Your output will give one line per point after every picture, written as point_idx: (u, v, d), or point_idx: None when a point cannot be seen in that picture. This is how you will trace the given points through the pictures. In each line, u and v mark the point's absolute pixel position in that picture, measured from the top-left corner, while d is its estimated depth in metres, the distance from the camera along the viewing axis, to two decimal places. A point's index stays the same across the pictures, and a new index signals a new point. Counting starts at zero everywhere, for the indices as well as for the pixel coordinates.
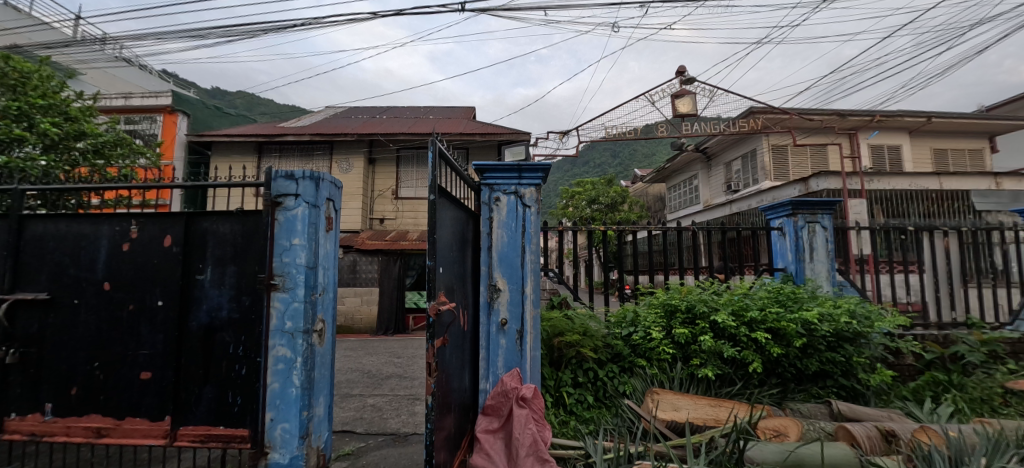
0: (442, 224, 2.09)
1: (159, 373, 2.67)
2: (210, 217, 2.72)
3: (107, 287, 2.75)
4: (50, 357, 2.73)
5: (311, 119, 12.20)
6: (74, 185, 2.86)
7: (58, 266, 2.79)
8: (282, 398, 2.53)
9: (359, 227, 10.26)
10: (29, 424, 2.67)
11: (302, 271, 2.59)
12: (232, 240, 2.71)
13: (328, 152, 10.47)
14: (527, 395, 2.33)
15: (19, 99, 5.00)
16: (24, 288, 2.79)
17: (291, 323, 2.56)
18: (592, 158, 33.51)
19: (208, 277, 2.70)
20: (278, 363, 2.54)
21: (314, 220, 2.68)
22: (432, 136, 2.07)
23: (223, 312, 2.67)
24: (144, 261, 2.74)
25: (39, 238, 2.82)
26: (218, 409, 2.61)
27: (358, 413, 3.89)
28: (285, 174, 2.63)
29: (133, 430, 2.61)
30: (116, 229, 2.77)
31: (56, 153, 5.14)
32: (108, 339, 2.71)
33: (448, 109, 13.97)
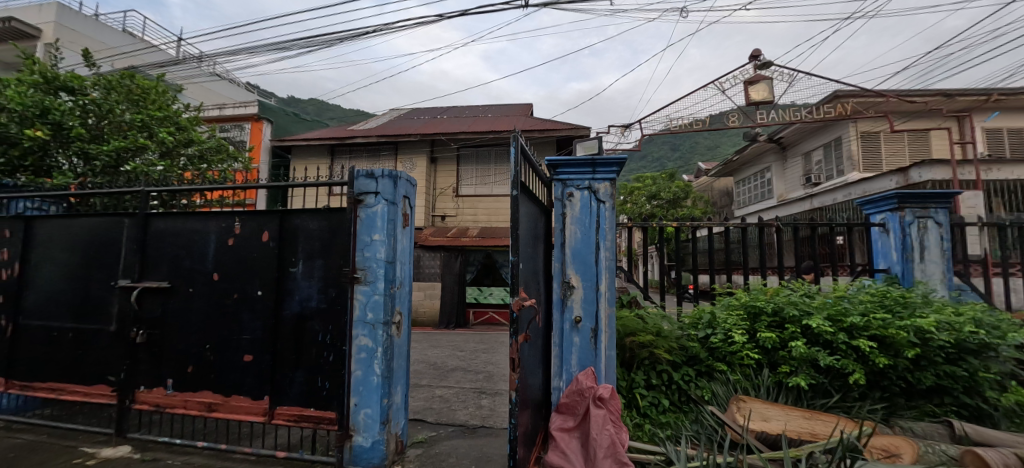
0: (523, 220, 2.10)
1: (258, 357, 2.92)
2: (301, 214, 2.93)
3: (216, 277, 3.05)
4: (170, 339, 3.09)
5: (377, 122, 12.83)
6: (188, 186, 3.21)
7: (176, 258, 3.14)
8: (364, 384, 2.68)
9: (421, 224, 10.64)
10: (156, 395, 3.06)
11: (382, 265, 2.71)
12: (320, 236, 2.90)
13: (393, 153, 10.94)
14: (604, 395, 2.27)
15: (142, 112, 5.68)
16: (149, 277, 3.18)
17: (373, 315, 2.70)
18: (650, 152, 32.36)
19: (299, 270, 2.91)
20: (361, 352, 2.69)
21: (392, 217, 2.79)
22: (513, 133, 2.08)
23: (313, 302, 2.87)
24: (245, 254, 3.01)
25: (160, 234, 3.19)
26: (309, 392, 2.81)
27: (427, 403, 4.03)
28: (366, 173, 2.77)
29: (238, 407, 2.89)
30: (222, 225, 3.07)
31: (170, 158, 5.80)
32: (216, 325, 3.01)
33: (505, 106, 14.07)
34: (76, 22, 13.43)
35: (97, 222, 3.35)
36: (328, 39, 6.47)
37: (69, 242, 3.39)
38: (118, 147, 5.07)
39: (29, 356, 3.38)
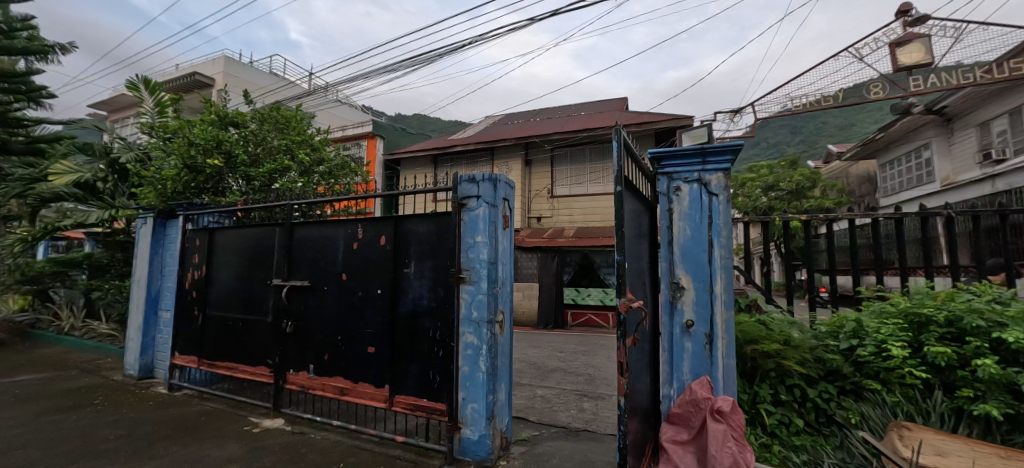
0: (628, 218, 2.01)
1: (379, 349, 3.21)
2: (412, 219, 3.16)
3: (344, 277, 3.43)
4: (311, 330, 3.55)
5: (475, 130, 13.44)
6: (321, 198, 3.66)
7: (314, 260, 3.61)
8: (471, 380, 2.80)
9: (518, 226, 10.87)
10: (301, 378, 3.54)
11: (485, 266, 2.80)
12: (429, 238, 3.10)
13: (490, 158, 11.36)
14: (724, 409, 2.05)
15: (286, 138, 6.67)
16: (295, 277, 3.70)
17: (477, 313, 2.80)
18: (765, 139, 29.05)
19: (412, 270, 3.14)
20: (467, 349, 2.81)
21: (494, 218, 2.87)
22: (615, 127, 2.00)
23: (424, 300, 3.07)
24: (368, 257, 3.34)
25: (302, 240, 3.69)
26: (422, 384, 3.01)
27: (528, 402, 4.08)
28: (468, 178, 2.90)
29: (364, 393, 3.22)
30: (348, 231, 3.45)
31: (308, 175, 6.76)
32: (346, 319, 3.39)
33: (599, 103, 13.74)
34: (237, 69, 16.40)
35: (257, 231, 4.00)
36: (429, 56, 6.94)
37: (238, 248, 4.10)
38: (270, 169, 6.10)
39: (213, 340, 4.16)
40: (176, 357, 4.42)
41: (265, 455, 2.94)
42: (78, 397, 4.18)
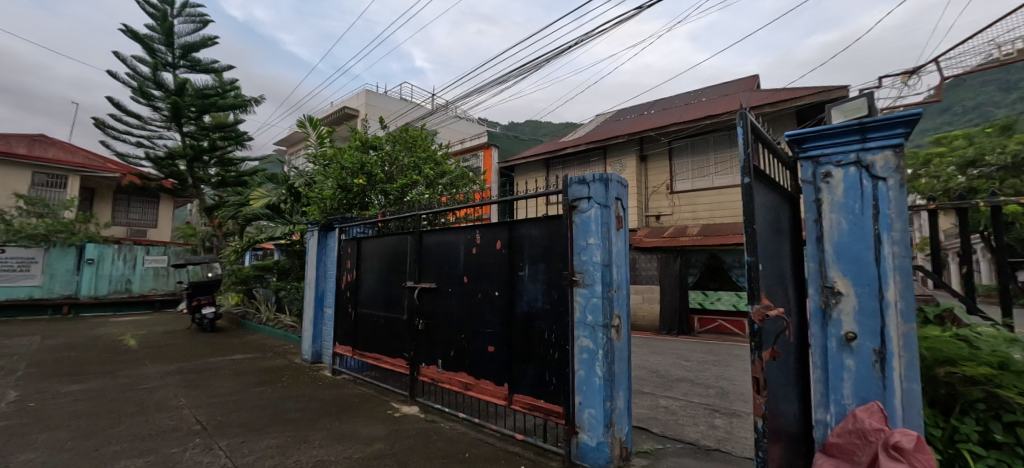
0: (760, 212, 1.76)
1: (499, 349, 3.32)
2: (525, 223, 3.21)
3: (466, 280, 3.64)
4: (439, 328, 3.84)
5: (586, 130, 13.24)
6: (444, 206, 3.94)
7: (439, 265, 3.90)
8: (588, 384, 2.72)
9: (635, 226, 10.41)
10: (432, 372, 3.85)
11: (599, 268, 2.70)
12: (542, 241, 3.11)
13: (602, 157, 11.09)
14: (904, 445, 1.64)
15: (415, 156, 7.35)
16: (424, 279, 4.04)
17: (592, 317, 2.71)
18: (960, 101, 23.03)
19: (526, 273, 3.18)
20: (583, 353, 2.75)
21: (607, 219, 2.75)
22: (740, 110, 1.77)
23: (538, 303, 3.08)
24: (486, 260, 3.49)
25: (429, 246, 4.03)
26: (539, 385, 3.02)
27: (651, 412, 3.83)
28: (579, 179, 2.84)
29: (485, 390, 3.36)
30: (468, 236, 3.65)
31: (433, 187, 7.31)
32: (468, 319, 3.58)
33: (725, 85, 12.40)
34: (376, 99, 18.84)
35: (393, 239, 4.49)
36: (536, 63, 7.03)
37: (379, 255, 4.65)
38: (403, 184, 6.82)
39: (362, 334, 4.78)
40: (337, 346, 5.19)
41: (403, 437, 3.26)
42: (270, 375, 5.18)
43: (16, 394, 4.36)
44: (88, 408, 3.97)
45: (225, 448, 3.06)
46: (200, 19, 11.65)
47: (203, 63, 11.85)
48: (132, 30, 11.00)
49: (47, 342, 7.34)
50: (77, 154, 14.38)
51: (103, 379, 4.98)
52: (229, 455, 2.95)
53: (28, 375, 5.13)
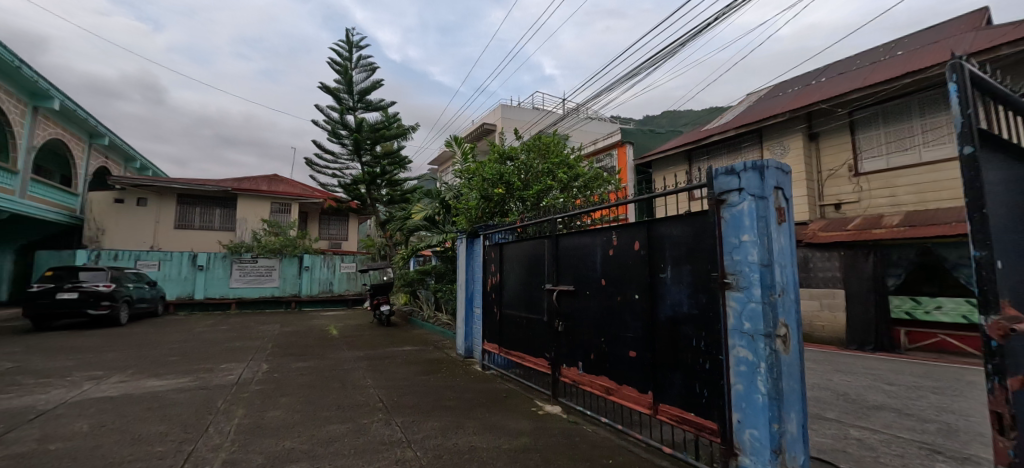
0: (993, 193, 1.37)
1: (641, 354, 3.19)
2: (665, 222, 3.02)
3: (603, 282, 3.59)
4: (578, 331, 3.86)
5: (733, 112, 11.73)
6: (579, 210, 3.96)
7: (576, 267, 3.93)
8: (748, 401, 2.42)
9: (808, 218, 8.97)
10: (573, 373, 3.88)
11: (756, 269, 2.40)
12: (685, 241, 2.89)
13: (758, 141, 9.83)
14: None
15: (548, 162, 7.71)
16: (562, 282, 4.11)
17: (750, 325, 2.41)
18: None
19: (669, 275, 2.99)
20: (740, 365, 2.46)
21: (763, 213, 2.43)
22: (952, 59, 1.42)
23: (684, 307, 2.86)
24: (623, 262, 3.39)
25: (565, 249, 4.09)
26: (688, 396, 2.80)
27: (837, 444, 3.23)
28: (726, 170, 2.58)
29: (628, 396, 3.26)
30: (604, 238, 3.60)
31: (567, 190, 7.70)
32: (607, 322, 3.52)
33: (928, 32, 9.72)
34: (509, 112, 20.11)
35: (532, 243, 4.68)
36: (671, 48, 6.53)
37: (519, 258, 4.89)
38: (538, 190, 7.25)
39: (507, 333, 5.08)
40: (486, 343, 5.62)
41: (548, 434, 3.35)
42: (433, 365, 5.86)
43: (267, 366, 5.79)
44: (309, 380, 5.04)
45: (400, 424, 3.57)
46: (370, 66, 13.82)
47: (373, 102, 14.02)
48: (324, 84, 13.61)
49: (281, 329, 9.55)
50: (292, 185, 18.39)
51: (316, 360, 6.27)
52: (403, 430, 3.43)
53: (271, 353, 6.74)
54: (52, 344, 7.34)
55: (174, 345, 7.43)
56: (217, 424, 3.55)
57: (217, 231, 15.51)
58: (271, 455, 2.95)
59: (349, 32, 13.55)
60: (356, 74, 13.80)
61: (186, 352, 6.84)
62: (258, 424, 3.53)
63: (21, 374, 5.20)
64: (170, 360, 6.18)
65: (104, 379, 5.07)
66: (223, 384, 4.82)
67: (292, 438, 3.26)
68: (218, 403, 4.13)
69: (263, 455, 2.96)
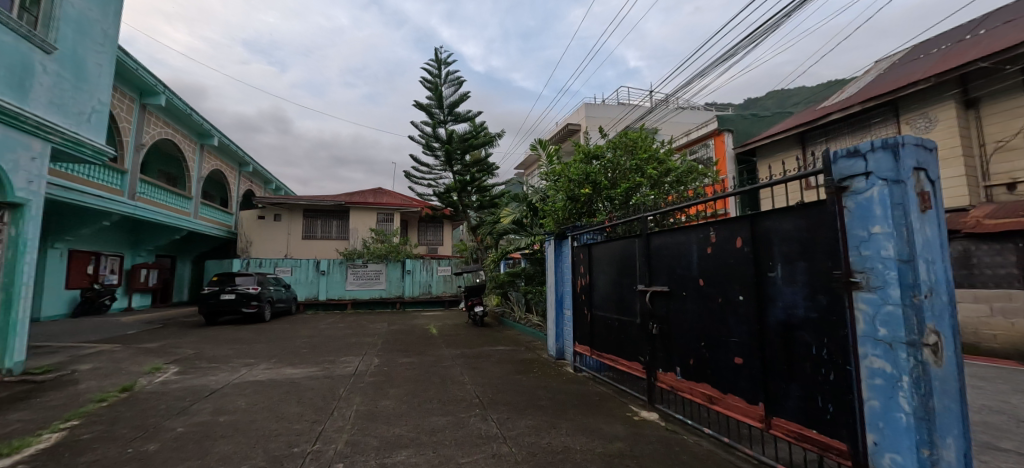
0: None
1: (748, 361, 2.91)
2: (772, 215, 2.74)
3: (701, 282, 3.35)
4: (675, 334, 3.65)
5: (858, 85, 10.16)
6: (671, 206, 3.75)
7: (671, 267, 3.72)
8: (887, 421, 2.07)
9: (968, 203, 7.44)
10: (670, 379, 3.68)
11: (892, 266, 2.06)
12: (798, 236, 2.59)
13: (892, 115, 8.38)
14: None
15: (636, 158, 7.46)
16: (655, 283, 3.92)
17: (887, 331, 2.08)
18: None
19: (779, 274, 2.70)
20: (875, 378, 2.12)
21: (899, 199, 2.09)
22: None
23: (799, 310, 2.56)
24: (724, 261, 3.13)
25: (658, 248, 3.90)
26: (808, 411, 2.49)
27: None
28: (848, 152, 2.28)
29: (735, 406, 3.00)
30: (701, 235, 3.36)
31: (658, 187, 7.39)
32: (707, 326, 3.27)
33: None
34: (594, 110, 19.83)
35: (622, 242, 4.54)
36: (773, 22, 5.91)
37: (609, 259, 4.78)
38: (626, 188, 7.02)
39: (599, 335, 4.98)
40: (577, 345, 5.58)
41: (645, 442, 3.22)
42: (526, 365, 5.98)
43: (378, 361, 6.39)
44: (413, 375, 5.46)
45: (496, 420, 3.70)
46: (457, 80, 14.57)
47: (462, 114, 14.75)
48: (418, 102, 14.66)
49: (389, 327, 10.48)
50: (394, 196, 20.09)
51: (419, 356, 6.77)
52: (499, 426, 3.55)
53: (381, 349, 7.43)
54: (217, 336, 8.92)
55: (304, 339, 8.56)
56: (340, 409, 4.01)
57: (334, 239, 17.52)
58: (384, 440, 3.26)
59: (438, 50, 14.41)
60: (445, 89, 14.64)
61: (314, 346, 7.84)
62: (373, 412, 3.92)
63: (197, 360, 6.40)
64: (302, 352, 7.14)
65: (254, 366, 6.03)
66: (343, 375, 5.43)
67: (401, 425, 3.57)
68: (340, 391, 4.67)
69: (377, 439, 3.28)
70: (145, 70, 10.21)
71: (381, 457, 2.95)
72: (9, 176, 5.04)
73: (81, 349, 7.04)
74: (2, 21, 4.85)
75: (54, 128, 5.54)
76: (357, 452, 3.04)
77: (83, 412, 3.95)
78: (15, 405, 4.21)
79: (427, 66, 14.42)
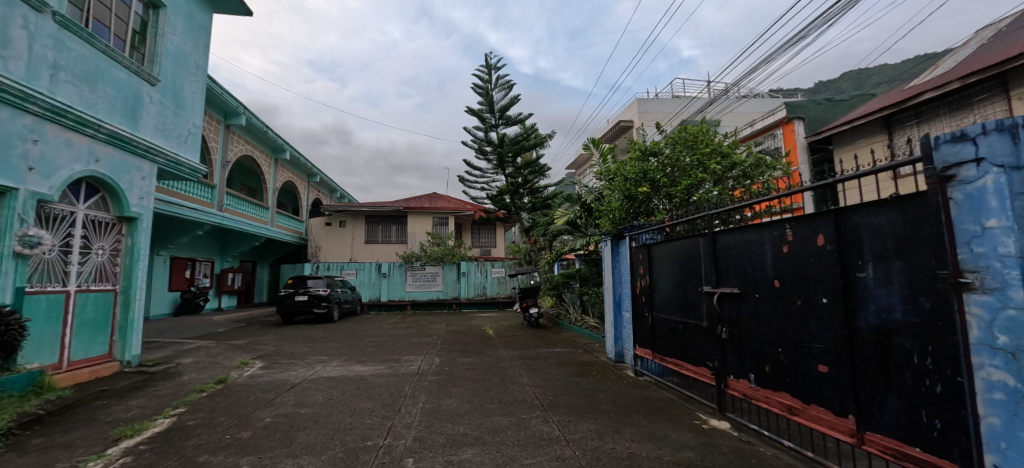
0: None
1: (835, 370, 2.67)
2: (860, 210, 2.50)
3: (778, 284, 3.12)
4: (748, 339, 3.42)
5: (957, 58, 8.92)
6: (738, 203, 3.54)
7: (741, 267, 3.51)
8: (1010, 442, 1.80)
9: None
10: (743, 386, 3.47)
11: (1013, 264, 1.81)
12: (893, 232, 2.35)
13: (1001, 88, 7.12)
14: None
15: (697, 153, 7.13)
16: (724, 284, 3.71)
17: (1007, 339, 1.81)
18: None
19: (871, 275, 2.47)
20: (992, 392, 1.86)
21: (1020, 188, 1.83)
22: None
23: (897, 314, 2.32)
24: (803, 260, 2.90)
25: (726, 247, 3.69)
26: (912, 426, 2.25)
27: None
28: (952, 137, 2.03)
29: (821, 418, 2.76)
30: (775, 233, 3.14)
31: (721, 183, 7.04)
32: (785, 330, 3.04)
33: None
34: (648, 105, 19.23)
35: (686, 242, 4.34)
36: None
37: (671, 259, 4.59)
38: (688, 184, 6.74)
39: (661, 339, 4.81)
40: (638, 348, 5.42)
41: (716, 452, 3.06)
42: (585, 367, 5.90)
43: (439, 360, 6.59)
44: (474, 375, 5.57)
45: (558, 422, 3.69)
46: (508, 83, 14.71)
47: (513, 117, 14.88)
48: (470, 108, 14.97)
49: (447, 328, 10.78)
50: (448, 201, 20.67)
51: (478, 356, 6.90)
52: (561, 429, 3.53)
53: (441, 349, 7.66)
54: (293, 334, 9.66)
55: (370, 339, 9.02)
56: (407, 406, 4.19)
57: (394, 243, 18.35)
58: (450, 437, 3.36)
59: (488, 56, 14.62)
60: (496, 93, 14.82)
61: (379, 344, 8.25)
62: (437, 409, 4.05)
63: (279, 356, 6.97)
64: (369, 351, 7.55)
65: (327, 363, 6.46)
66: (407, 373, 5.67)
67: (465, 424, 3.66)
68: (406, 389, 4.88)
69: (443, 436, 3.38)
70: (229, 94, 11.30)
71: (448, 454, 3.04)
72: (124, 194, 5.78)
73: (182, 344, 7.92)
74: (116, 60, 5.57)
75: (159, 150, 6.28)
76: (425, 448, 3.16)
77: (188, 401, 4.44)
78: (133, 392, 4.81)
79: (479, 72, 14.69)
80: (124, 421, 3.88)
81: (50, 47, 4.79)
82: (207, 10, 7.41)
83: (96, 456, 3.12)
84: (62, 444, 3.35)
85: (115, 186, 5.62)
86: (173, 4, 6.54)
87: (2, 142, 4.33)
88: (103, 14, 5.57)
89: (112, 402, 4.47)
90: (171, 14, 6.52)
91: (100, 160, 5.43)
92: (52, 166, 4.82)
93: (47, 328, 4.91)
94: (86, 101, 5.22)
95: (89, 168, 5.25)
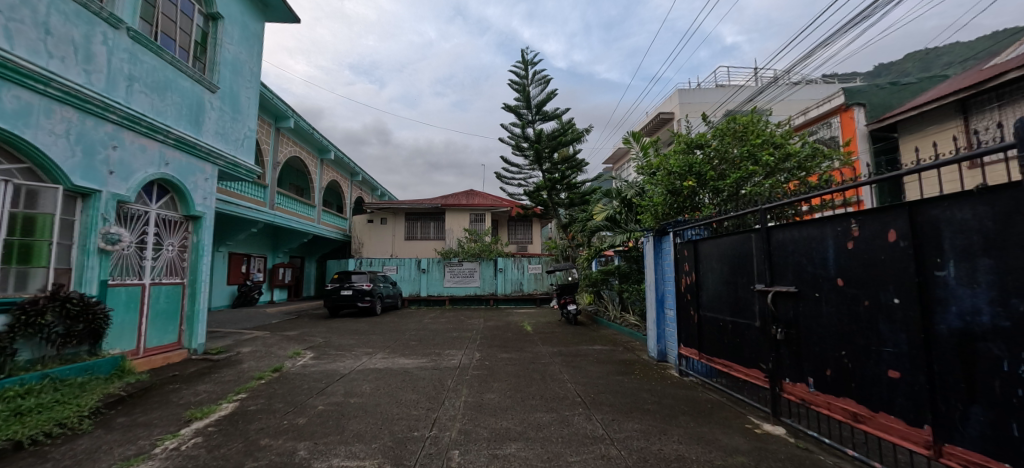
0: None
1: (908, 375, 2.48)
2: (939, 203, 2.30)
3: (841, 283, 2.93)
4: (806, 342, 3.24)
5: None
6: (793, 196, 3.35)
7: (799, 265, 3.32)
8: None
9: None
10: (800, 390, 3.29)
11: None
12: (979, 227, 2.15)
13: None
14: None
15: (747, 144, 6.80)
16: (779, 282, 3.52)
17: None
18: None
19: (951, 273, 2.27)
20: None
21: None
22: None
23: (985, 317, 2.12)
24: (871, 258, 2.71)
25: (782, 244, 3.50)
26: (999, 438, 2.05)
27: None
28: None
29: (891, 427, 2.57)
30: (838, 229, 2.94)
31: (774, 175, 6.70)
32: (849, 332, 2.85)
33: None
34: (690, 96, 18.55)
35: (736, 238, 4.15)
36: None
37: (719, 256, 4.41)
38: (737, 177, 6.46)
39: (708, 338, 4.64)
40: (682, 348, 5.27)
41: (772, 458, 2.93)
42: (626, 366, 5.78)
43: (479, 355, 6.67)
44: (515, 370, 5.60)
45: (601, 421, 3.64)
46: (544, 78, 14.60)
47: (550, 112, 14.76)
48: (507, 104, 15.00)
49: (485, 323, 10.88)
50: (485, 197, 20.82)
51: (518, 352, 6.93)
52: (605, 427, 3.49)
53: (481, 344, 7.75)
54: (340, 327, 10.08)
55: (411, 332, 9.27)
56: (450, 399, 4.28)
57: (434, 239, 18.74)
58: (494, 431, 3.40)
59: (525, 51, 14.57)
60: (533, 89, 14.77)
61: (421, 338, 8.46)
62: (480, 404, 4.11)
63: (327, 347, 7.29)
64: (411, 344, 7.77)
65: (373, 355, 6.69)
66: (449, 367, 5.78)
67: (508, 419, 3.69)
68: (448, 382, 4.98)
69: (488, 430, 3.43)
70: (280, 99, 11.93)
71: (492, 447, 3.08)
72: (190, 195, 6.23)
73: (241, 335, 8.45)
74: (181, 70, 6.00)
75: (219, 153, 6.72)
76: (470, 440, 3.22)
77: (248, 387, 4.75)
78: (200, 378, 5.20)
79: (515, 68, 14.67)
80: (194, 404, 4.20)
81: (125, 61, 5.22)
82: (258, 18, 7.78)
83: (172, 435, 3.40)
84: (142, 424, 3.67)
85: (182, 187, 6.06)
86: (230, 15, 6.93)
87: (87, 148, 4.77)
88: (169, 28, 5.98)
89: (181, 386, 4.84)
90: (228, 25, 6.90)
91: (169, 164, 5.88)
92: (129, 169, 5.26)
93: (127, 317, 5.38)
94: (157, 110, 5.65)
95: (160, 171, 5.70)
